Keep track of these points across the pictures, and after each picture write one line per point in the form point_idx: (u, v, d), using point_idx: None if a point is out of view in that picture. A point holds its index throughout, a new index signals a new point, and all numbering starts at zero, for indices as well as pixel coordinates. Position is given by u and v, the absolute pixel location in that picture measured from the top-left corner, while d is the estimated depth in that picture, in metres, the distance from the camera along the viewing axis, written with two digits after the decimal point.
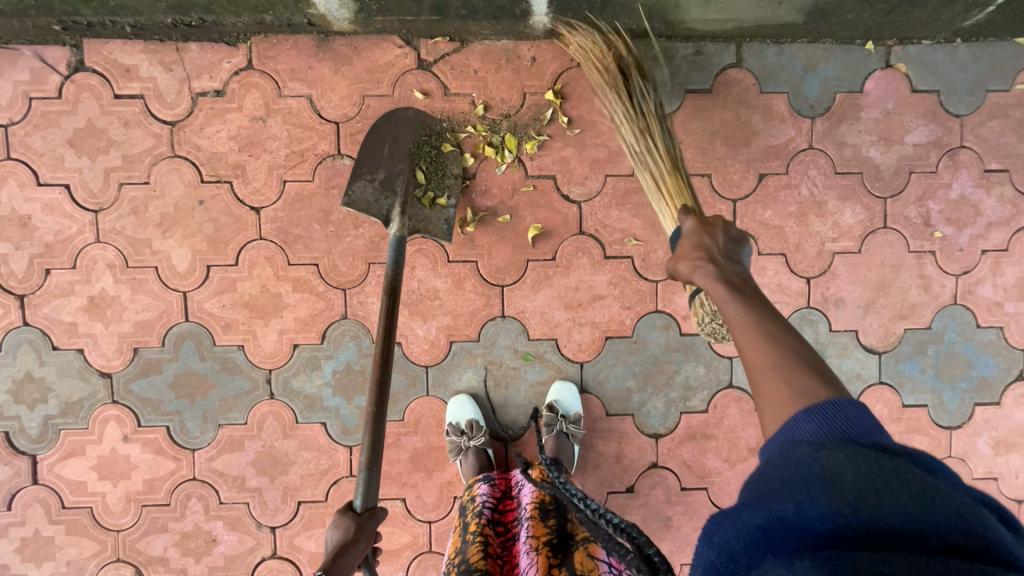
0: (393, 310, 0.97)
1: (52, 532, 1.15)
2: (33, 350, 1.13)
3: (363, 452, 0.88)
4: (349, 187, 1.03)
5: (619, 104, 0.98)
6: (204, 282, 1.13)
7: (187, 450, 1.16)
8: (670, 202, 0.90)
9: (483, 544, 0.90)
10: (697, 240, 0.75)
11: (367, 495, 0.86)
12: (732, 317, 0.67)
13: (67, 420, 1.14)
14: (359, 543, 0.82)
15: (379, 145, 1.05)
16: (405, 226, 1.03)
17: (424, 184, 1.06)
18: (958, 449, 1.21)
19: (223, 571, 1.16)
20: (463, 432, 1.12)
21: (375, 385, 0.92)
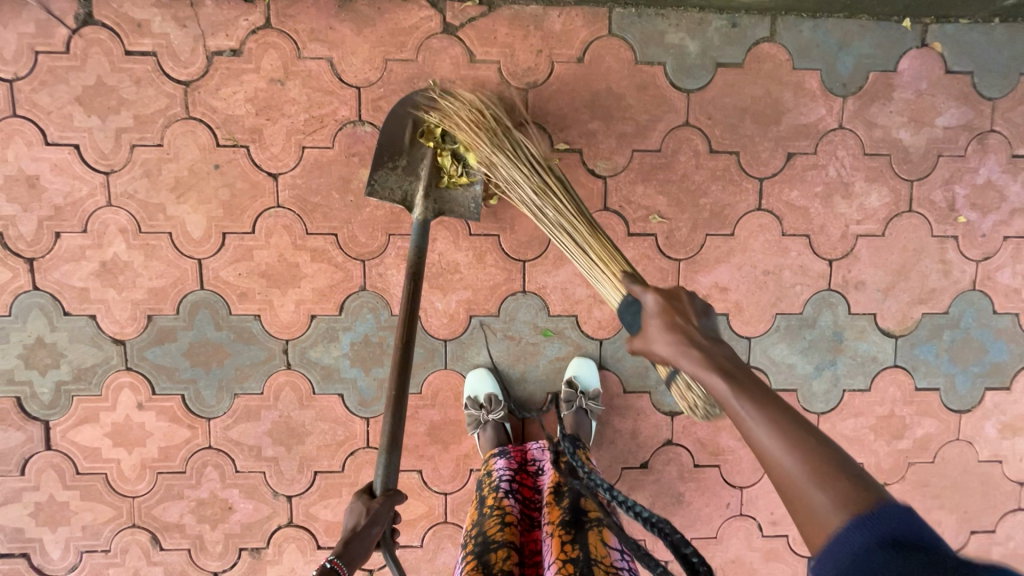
0: (416, 291, 0.96)
1: (67, 497, 1.15)
2: (44, 315, 1.11)
3: (382, 434, 0.87)
4: (371, 176, 1.00)
5: (510, 163, 0.93)
6: (220, 250, 1.10)
7: (202, 419, 1.15)
8: (608, 269, 0.86)
9: (502, 517, 0.91)
10: (669, 321, 0.69)
11: (385, 478, 0.85)
12: (724, 395, 0.61)
13: (80, 386, 1.13)
14: (372, 530, 0.80)
15: (399, 129, 0.99)
16: (428, 209, 1.01)
17: (448, 162, 0.99)
18: (966, 433, 1.23)
19: (239, 538, 1.17)
20: (483, 405, 1.12)
21: (397, 370, 0.91)
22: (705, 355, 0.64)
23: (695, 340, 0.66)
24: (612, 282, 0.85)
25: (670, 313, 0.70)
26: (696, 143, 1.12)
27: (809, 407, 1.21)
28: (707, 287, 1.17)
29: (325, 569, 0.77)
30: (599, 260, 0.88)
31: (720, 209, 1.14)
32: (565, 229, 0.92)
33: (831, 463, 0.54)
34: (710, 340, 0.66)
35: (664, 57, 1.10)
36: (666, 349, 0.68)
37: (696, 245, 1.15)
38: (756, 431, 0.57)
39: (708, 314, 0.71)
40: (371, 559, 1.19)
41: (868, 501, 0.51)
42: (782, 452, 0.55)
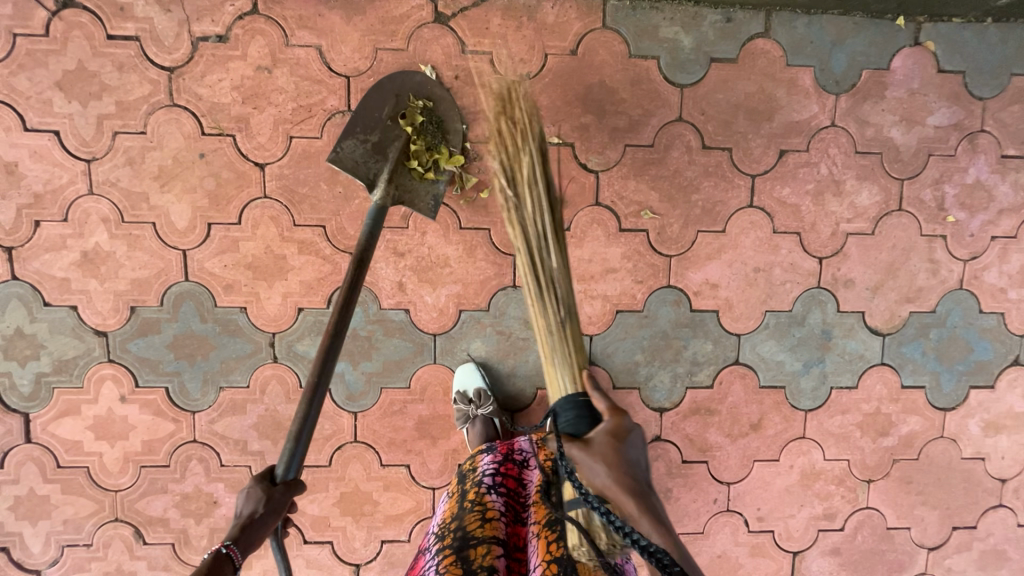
0: (358, 280, 0.89)
1: (47, 491, 1.13)
2: (23, 305, 1.08)
3: (293, 422, 0.80)
4: (338, 144, 0.96)
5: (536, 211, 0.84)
6: (205, 241, 1.08)
7: (187, 412, 1.13)
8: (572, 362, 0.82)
9: (483, 513, 0.90)
10: (605, 450, 0.69)
11: (288, 467, 0.79)
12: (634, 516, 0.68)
13: (61, 378, 1.11)
14: (270, 519, 0.76)
15: (379, 105, 0.98)
16: (389, 195, 0.97)
17: (418, 154, 0.99)
18: (950, 430, 1.25)
19: (225, 533, 1.16)
20: (471, 400, 1.11)
21: (321, 354, 0.84)
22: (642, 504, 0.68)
23: (626, 483, 0.69)
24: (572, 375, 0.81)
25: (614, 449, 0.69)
26: (689, 139, 1.12)
27: (796, 404, 1.22)
28: (698, 284, 1.16)
29: (218, 554, 0.73)
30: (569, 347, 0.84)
31: (712, 205, 1.14)
32: (547, 288, 0.86)
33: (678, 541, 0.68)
34: (621, 448, 0.70)
35: (658, 51, 1.09)
36: (601, 470, 0.68)
37: (688, 242, 1.15)
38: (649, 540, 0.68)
39: (628, 439, 0.71)
40: (357, 554, 1.18)
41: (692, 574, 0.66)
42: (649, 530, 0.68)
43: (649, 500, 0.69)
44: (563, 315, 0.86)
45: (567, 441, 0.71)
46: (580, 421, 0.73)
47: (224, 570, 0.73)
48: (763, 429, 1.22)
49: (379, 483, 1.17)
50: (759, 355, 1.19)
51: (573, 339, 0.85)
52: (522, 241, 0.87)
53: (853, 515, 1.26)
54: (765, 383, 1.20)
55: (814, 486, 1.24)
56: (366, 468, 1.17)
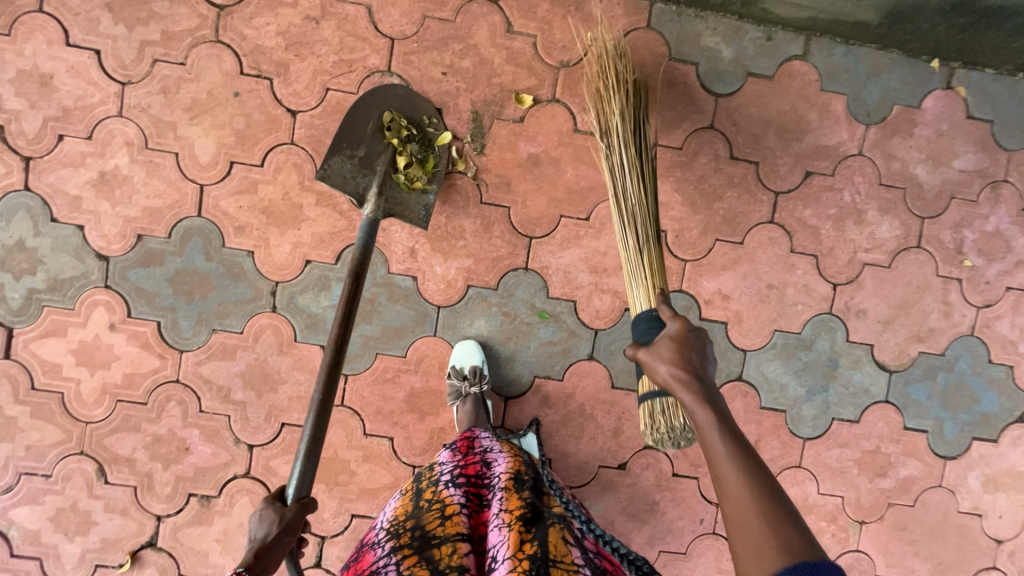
0: (354, 297, 0.94)
1: (16, 412, 1.09)
2: (29, 217, 1.07)
3: (304, 439, 0.85)
4: (325, 160, 0.97)
5: (627, 137, 0.95)
6: (224, 178, 1.08)
7: (175, 350, 1.10)
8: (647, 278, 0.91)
9: (443, 510, 0.83)
10: (678, 353, 0.76)
11: (300, 485, 0.83)
12: (706, 426, 0.70)
13: (53, 297, 1.08)
14: (284, 538, 0.78)
15: (363, 119, 1.00)
16: (379, 207, 0.99)
17: (404, 166, 1.01)
18: (949, 480, 1.21)
19: (191, 483, 1.11)
20: (465, 377, 1.08)
21: (327, 372, 0.89)
22: (716, 417, 0.70)
23: (682, 373, 0.74)
24: (647, 292, 0.90)
25: (679, 350, 0.77)
26: (717, 147, 1.13)
27: (796, 431, 1.18)
28: (709, 293, 1.15)
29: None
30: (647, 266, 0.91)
31: (732, 215, 1.14)
32: (631, 221, 0.94)
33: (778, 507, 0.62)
34: (700, 361, 0.76)
35: (697, 57, 1.11)
36: (667, 370, 0.75)
37: (705, 249, 1.14)
38: (725, 473, 0.65)
39: (704, 351, 0.78)
40: (325, 526, 1.12)
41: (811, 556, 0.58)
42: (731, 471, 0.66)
43: (705, 389, 0.72)
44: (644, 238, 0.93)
45: (640, 349, 0.80)
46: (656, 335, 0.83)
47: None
48: (759, 451, 1.18)
49: (358, 453, 1.13)
50: (763, 374, 1.17)
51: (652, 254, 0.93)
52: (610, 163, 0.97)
53: (842, 556, 1.21)
54: (766, 404, 1.18)
55: (804, 519, 1.20)
56: (348, 434, 1.12)
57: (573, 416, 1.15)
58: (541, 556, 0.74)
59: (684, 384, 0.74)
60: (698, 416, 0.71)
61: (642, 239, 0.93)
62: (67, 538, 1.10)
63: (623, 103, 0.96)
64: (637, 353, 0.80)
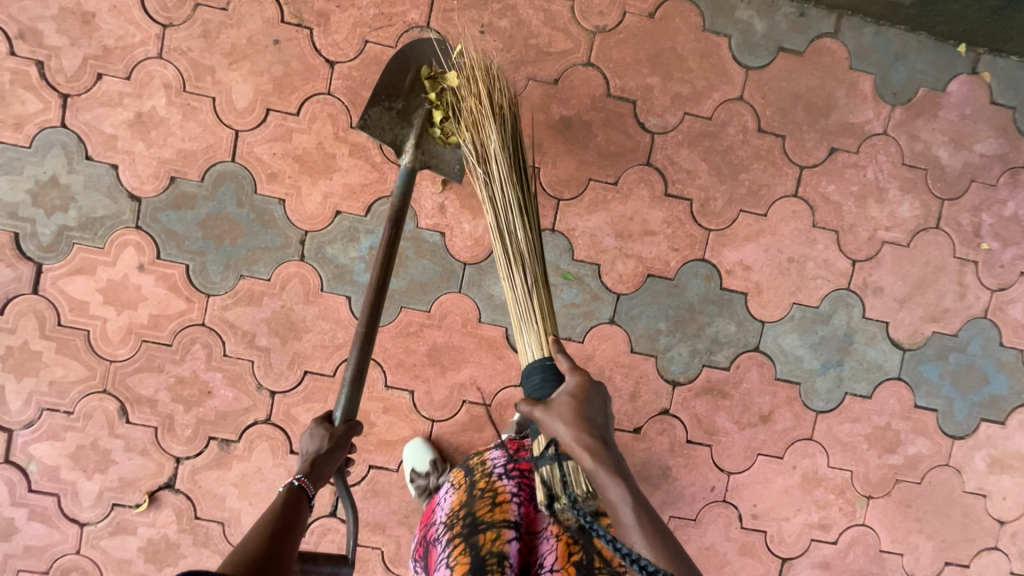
0: (394, 242, 0.92)
1: (41, 347, 1.09)
2: (64, 154, 1.08)
3: (350, 366, 0.87)
4: (364, 111, 0.97)
5: (507, 180, 0.92)
6: (260, 125, 1.09)
7: (202, 294, 1.11)
8: (539, 325, 0.91)
9: (493, 498, 0.83)
10: (575, 414, 0.68)
11: (346, 409, 0.86)
12: (617, 498, 0.64)
13: (83, 235, 1.09)
14: (336, 453, 0.81)
15: (402, 71, 0.98)
16: (417, 158, 0.98)
17: (443, 118, 0.98)
18: (956, 460, 1.23)
19: (212, 426, 1.12)
20: (425, 474, 1.10)
21: (369, 309, 0.89)
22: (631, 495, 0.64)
23: (586, 439, 0.67)
24: (539, 339, 0.90)
25: (581, 401, 0.70)
26: (746, 119, 1.14)
27: (809, 404, 1.20)
28: (731, 263, 1.17)
29: (291, 487, 0.75)
30: (537, 313, 0.91)
31: (757, 187, 1.16)
32: (517, 262, 0.93)
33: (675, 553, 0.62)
34: (597, 417, 0.69)
35: (730, 30, 1.13)
36: (566, 434, 0.67)
37: (729, 219, 1.16)
38: (629, 527, 0.63)
39: (606, 412, 0.71)
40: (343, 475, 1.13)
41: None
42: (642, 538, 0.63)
43: (609, 454, 0.66)
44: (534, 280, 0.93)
45: (535, 407, 0.71)
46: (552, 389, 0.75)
47: (300, 502, 0.74)
48: (772, 422, 1.20)
49: (379, 405, 1.14)
50: (780, 346, 1.19)
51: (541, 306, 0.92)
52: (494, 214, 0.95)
53: (848, 530, 1.23)
54: (781, 376, 1.19)
55: (813, 492, 1.22)
56: (369, 385, 1.14)
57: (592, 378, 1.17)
58: (587, 564, 0.77)
59: (589, 449, 0.66)
60: (599, 476, 0.65)
61: (522, 284, 0.93)
62: (86, 475, 1.11)
63: (502, 117, 0.93)
64: (533, 410, 0.71)
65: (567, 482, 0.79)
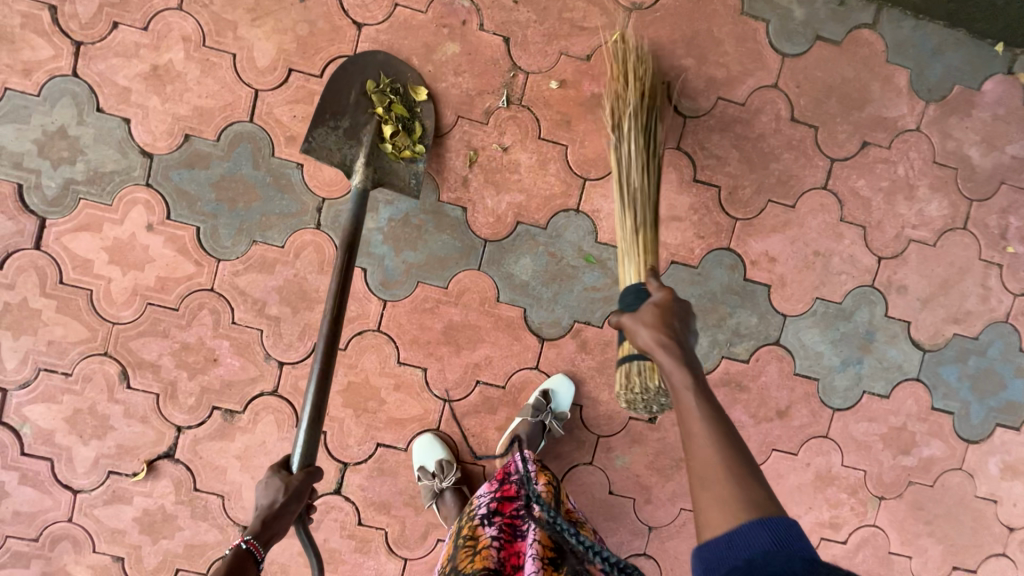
0: (348, 268, 0.91)
1: (40, 306, 1.05)
2: (74, 104, 1.03)
3: (308, 408, 0.85)
4: (310, 133, 0.97)
5: (636, 135, 0.98)
6: (281, 85, 1.05)
7: (212, 258, 1.07)
8: (640, 255, 0.95)
9: (474, 547, 0.83)
10: (660, 318, 0.77)
11: (304, 454, 0.84)
12: (681, 387, 0.71)
13: (90, 190, 1.04)
14: (290, 506, 0.81)
15: (346, 90, 0.99)
16: (368, 177, 0.97)
17: (391, 135, 1.00)
18: (969, 464, 1.22)
19: (216, 395, 1.08)
20: (434, 474, 1.07)
21: (327, 341, 0.88)
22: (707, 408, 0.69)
23: (664, 340, 0.74)
24: (637, 268, 0.95)
25: (664, 313, 0.78)
26: (779, 108, 1.12)
27: (827, 401, 1.19)
28: (756, 254, 1.15)
29: (239, 549, 0.80)
30: (639, 245, 0.95)
31: (787, 177, 1.14)
32: (629, 200, 0.98)
33: (735, 461, 0.65)
34: (680, 325, 0.77)
35: (768, 15, 1.11)
36: (647, 335, 0.76)
37: (757, 209, 1.14)
38: (697, 433, 0.67)
39: (687, 320, 0.78)
40: (349, 452, 1.10)
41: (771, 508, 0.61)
42: (699, 433, 0.67)
43: (690, 363, 0.72)
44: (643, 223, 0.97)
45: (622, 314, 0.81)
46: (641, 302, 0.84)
47: (247, 564, 0.79)
48: (789, 417, 1.18)
49: (390, 381, 1.11)
50: (801, 341, 1.17)
51: (645, 243, 0.95)
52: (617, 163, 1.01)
53: (858, 530, 1.21)
54: (800, 371, 1.17)
55: (826, 490, 1.20)
56: (381, 361, 1.10)
57: (609, 364, 1.14)
58: None
59: (666, 348, 0.73)
60: (673, 373, 0.71)
61: (639, 220, 0.97)
62: (82, 441, 1.07)
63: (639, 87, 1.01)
64: (621, 318, 0.81)
65: (636, 374, 0.97)
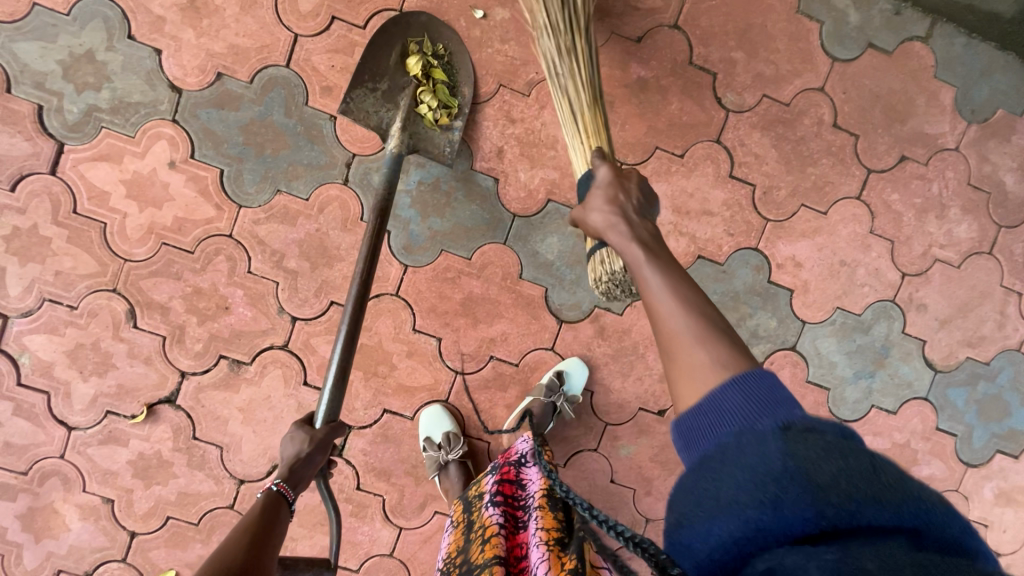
0: (380, 232, 0.89)
1: (51, 234, 1.01)
2: (105, 29, 0.99)
3: (332, 366, 0.83)
4: (348, 94, 0.94)
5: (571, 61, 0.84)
6: (322, 33, 1.02)
7: (234, 204, 1.04)
8: (585, 138, 0.83)
9: (485, 535, 0.79)
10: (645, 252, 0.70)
11: (328, 410, 0.84)
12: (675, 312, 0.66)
13: (113, 120, 1.00)
14: (315, 456, 0.80)
15: (385, 51, 0.95)
16: (403, 142, 0.94)
17: (429, 102, 0.96)
18: (965, 487, 1.23)
19: (225, 344, 1.06)
20: (440, 447, 1.04)
21: (355, 305, 0.86)
22: (626, 236, 0.70)
23: (646, 239, 0.71)
24: (583, 141, 0.83)
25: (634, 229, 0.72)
26: (823, 113, 1.11)
27: (835, 411, 1.19)
28: (783, 257, 1.14)
29: (269, 493, 0.78)
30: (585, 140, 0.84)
31: (822, 184, 1.13)
32: (575, 122, 0.84)
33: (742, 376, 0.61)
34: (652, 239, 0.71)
35: (824, 16, 1.09)
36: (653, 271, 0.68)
37: (789, 212, 1.13)
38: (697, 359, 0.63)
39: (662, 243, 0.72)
40: (354, 416, 1.08)
41: (742, 367, 0.61)
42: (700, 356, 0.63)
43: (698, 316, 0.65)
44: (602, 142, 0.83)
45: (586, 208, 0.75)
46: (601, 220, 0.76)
47: (279, 508, 0.77)
48: None
49: (403, 348, 1.09)
50: (817, 349, 1.17)
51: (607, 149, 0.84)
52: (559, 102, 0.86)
53: None
54: (813, 379, 1.17)
55: None
56: (396, 326, 1.08)
57: (625, 352, 1.13)
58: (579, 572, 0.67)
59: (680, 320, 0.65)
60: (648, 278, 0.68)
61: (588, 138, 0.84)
62: (81, 377, 1.04)
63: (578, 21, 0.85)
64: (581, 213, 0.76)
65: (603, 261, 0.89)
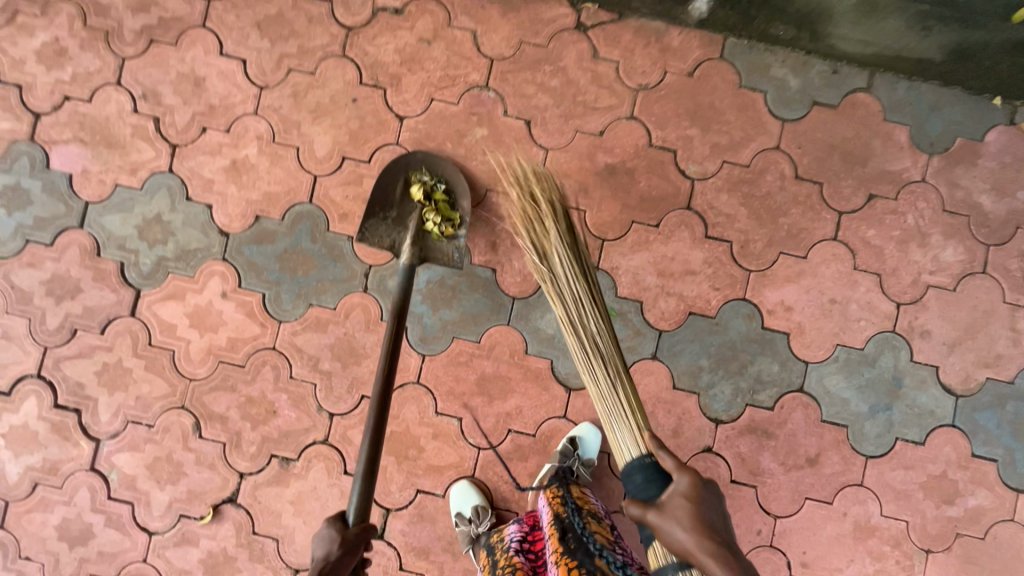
0: (399, 331, 1.04)
1: (132, 365, 1.22)
2: (168, 195, 1.24)
3: (360, 462, 0.97)
4: (364, 225, 1.14)
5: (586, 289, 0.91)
6: (336, 170, 1.23)
7: (274, 320, 1.22)
8: (638, 436, 0.86)
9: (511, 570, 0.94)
10: (694, 507, 0.74)
11: (359, 508, 0.94)
12: None
13: (177, 265, 1.23)
14: (345, 559, 0.88)
15: (392, 188, 1.16)
16: (415, 253, 1.10)
17: (433, 220, 1.13)
18: (1022, 515, 1.17)
19: (275, 444, 1.20)
20: (471, 520, 1.13)
21: (377, 397, 1.01)
22: (714, 549, 0.71)
23: (707, 544, 0.72)
24: (635, 435, 0.86)
25: (692, 499, 0.75)
26: (783, 167, 1.21)
27: (858, 448, 1.19)
28: (772, 303, 1.20)
29: None
30: (627, 407, 0.88)
31: (797, 231, 1.20)
32: (597, 358, 0.91)
33: None
34: (715, 525, 0.74)
35: (766, 86, 1.22)
36: (687, 535, 0.73)
37: (769, 261, 1.20)
38: None
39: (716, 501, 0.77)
40: (391, 498, 1.18)
41: None
42: None
43: (737, 559, 0.71)
44: (617, 368, 0.91)
45: (651, 508, 0.76)
46: (654, 487, 0.79)
47: None
48: (820, 465, 1.18)
49: (428, 431, 1.20)
50: (825, 387, 1.19)
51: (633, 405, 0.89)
52: (577, 345, 0.93)
53: None
54: (827, 418, 1.19)
55: (867, 541, 1.17)
56: (421, 411, 1.20)
57: None
58: None
59: (713, 555, 0.71)
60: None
61: (606, 381, 0.91)
62: (158, 486, 1.20)
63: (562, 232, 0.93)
64: (646, 512, 0.76)
65: None
